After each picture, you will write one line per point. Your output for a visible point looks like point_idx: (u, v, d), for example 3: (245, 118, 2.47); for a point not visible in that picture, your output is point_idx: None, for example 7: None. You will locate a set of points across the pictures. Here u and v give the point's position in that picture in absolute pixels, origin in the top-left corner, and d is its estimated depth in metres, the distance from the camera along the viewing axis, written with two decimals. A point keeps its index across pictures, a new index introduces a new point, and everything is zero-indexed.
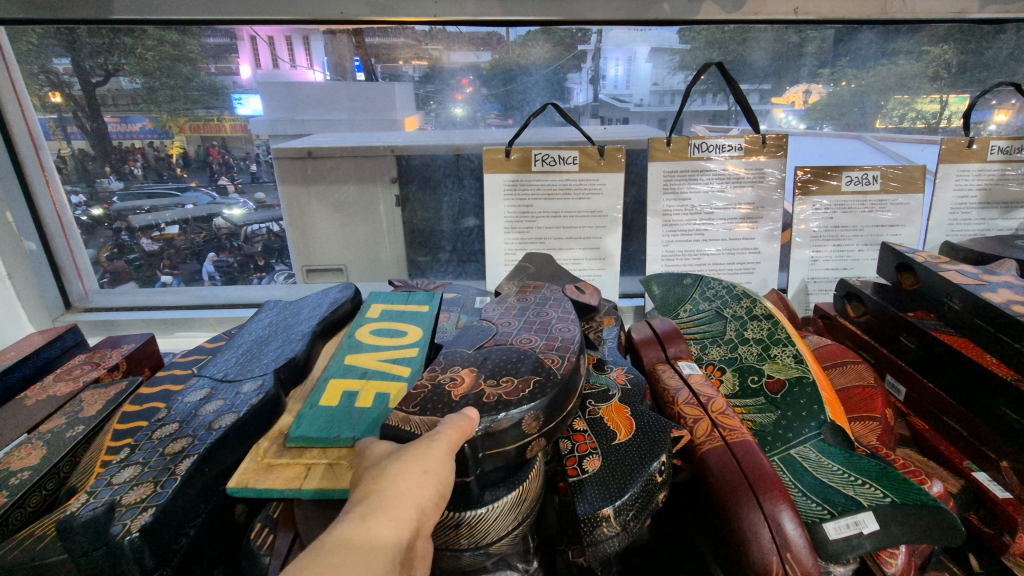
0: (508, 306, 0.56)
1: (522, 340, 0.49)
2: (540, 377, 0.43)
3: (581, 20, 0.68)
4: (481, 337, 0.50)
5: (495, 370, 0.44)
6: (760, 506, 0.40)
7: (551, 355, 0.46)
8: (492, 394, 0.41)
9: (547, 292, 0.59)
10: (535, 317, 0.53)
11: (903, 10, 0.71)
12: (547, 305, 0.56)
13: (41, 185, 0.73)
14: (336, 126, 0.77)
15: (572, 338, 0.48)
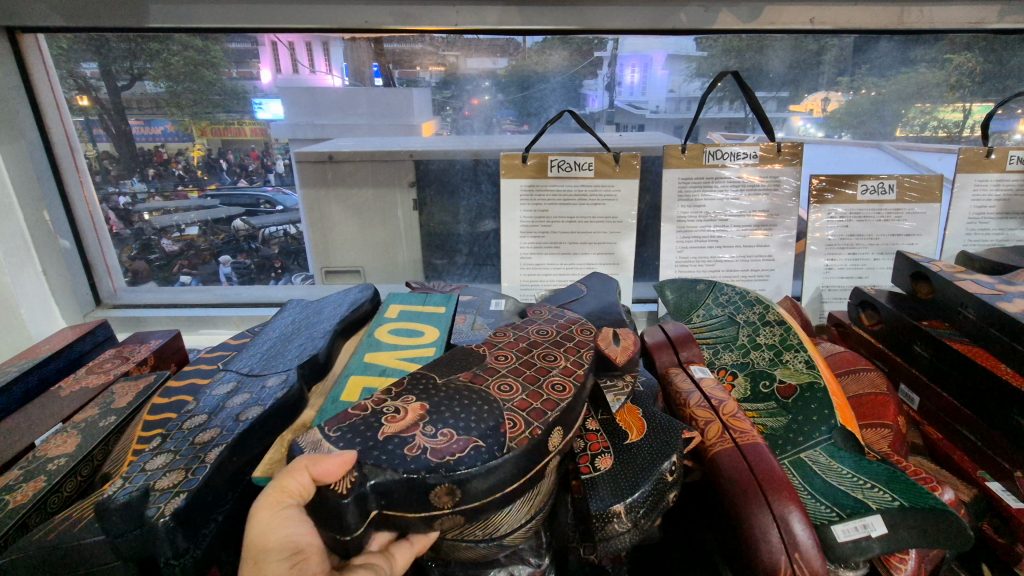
0: (530, 330, 0.53)
1: (506, 380, 0.45)
2: (480, 446, 0.38)
3: (599, 28, 0.69)
4: (464, 365, 0.47)
5: (447, 415, 0.40)
6: (770, 507, 0.41)
7: (514, 414, 0.41)
8: (417, 447, 0.37)
9: (563, 313, 0.56)
10: (541, 354, 0.48)
11: (920, 19, 0.71)
12: (563, 332, 0.52)
13: (74, 185, 0.75)
14: (356, 130, 0.80)
15: (562, 397, 0.43)
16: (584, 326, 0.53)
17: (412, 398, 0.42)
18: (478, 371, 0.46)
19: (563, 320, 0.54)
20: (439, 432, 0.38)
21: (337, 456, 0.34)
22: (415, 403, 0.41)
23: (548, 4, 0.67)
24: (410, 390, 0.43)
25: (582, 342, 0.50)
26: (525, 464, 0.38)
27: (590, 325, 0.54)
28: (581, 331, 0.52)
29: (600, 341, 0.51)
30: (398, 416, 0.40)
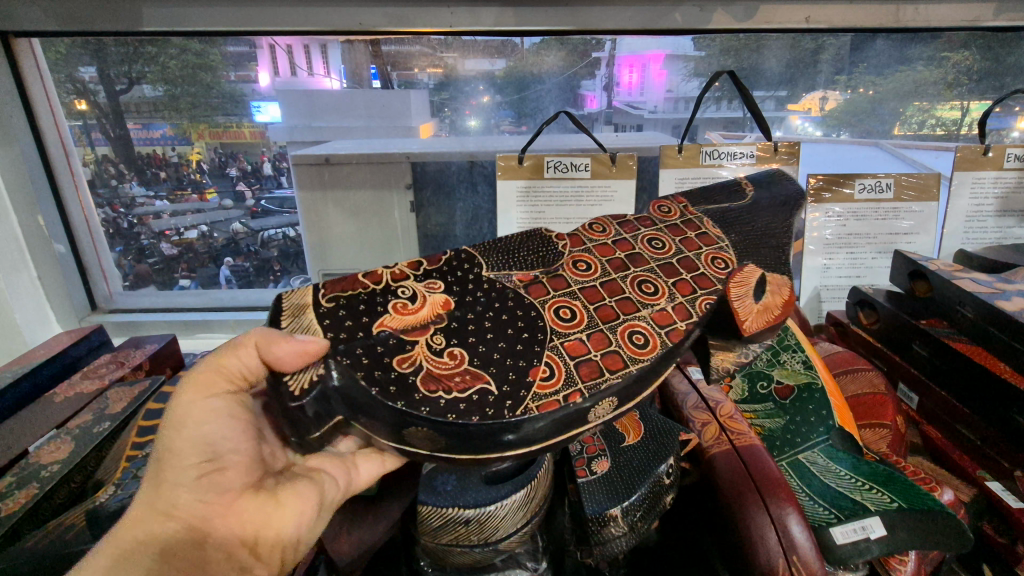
0: (640, 242, 0.50)
1: (569, 301, 0.43)
2: (487, 389, 0.37)
3: (594, 29, 0.69)
4: (526, 254, 0.48)
5: (471, 336, 0.40)
6: (768, 511, 0.41)
7: (562, 366, 0.39)
8: (413, 358, 0.38)
9: (706, 231, 0.51)
10: (637, 281, 0.46)
11: (915, 18, 0.70)
12: (679, 257, 0.48)
13: (69, 190, 0.75)
14: (352, 132, 0.79)
15: (635, 353, 0.40)
16: (720, 248, 0.49)
17: (437, 282, 0.44)
18: (541, 276, 0.46)
19: (691, 235, 0.51)
20: (446, 348, 0.39)
21: (312, 347, 0.37)
22: (438, 288, 0.43)
23: (543, 6, 0.66)
24: (456, 283, 0.44)
25: (696, 272, 0.47)
26: (539, 435, 0.36)
27: (731, 253, 0.49)
28: (714, 262, 0.48)
29: (742, 290, 0.46)
30: (414, 305, 0.42)
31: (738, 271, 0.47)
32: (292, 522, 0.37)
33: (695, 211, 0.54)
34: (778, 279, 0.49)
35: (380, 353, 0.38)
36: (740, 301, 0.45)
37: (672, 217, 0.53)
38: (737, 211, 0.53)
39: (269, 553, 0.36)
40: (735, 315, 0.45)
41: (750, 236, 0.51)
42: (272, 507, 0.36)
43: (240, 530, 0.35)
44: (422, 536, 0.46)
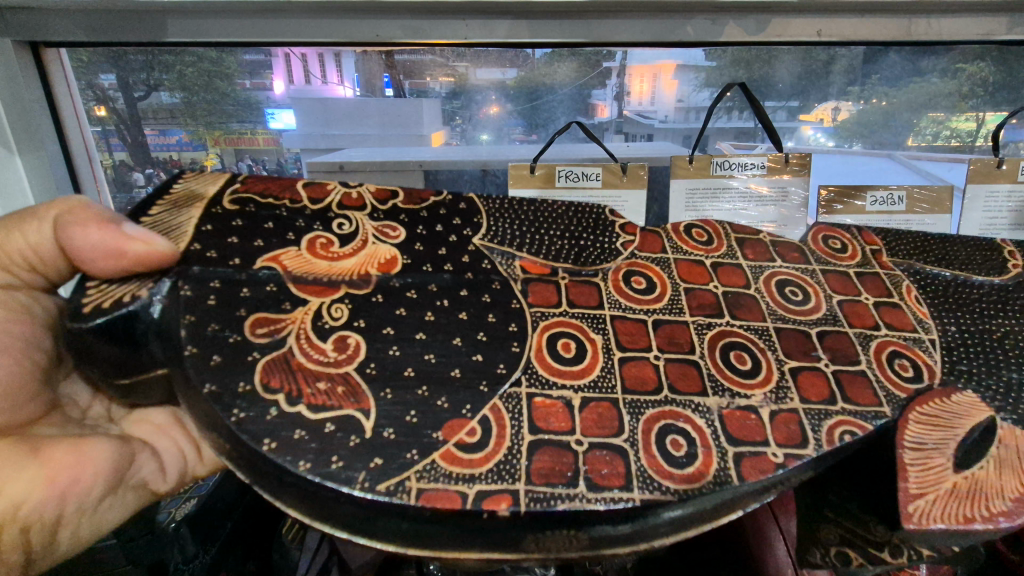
0: (775, 288, 0.52)
1: (581, 334, 0.46)
2: (355, 420, 0.40)
3: (606, 42, 0.70)
4: (560, 237, 0.52)
5: (387, 334, 0.44)
6: (780, 525, 0.57)
7: (517, 449, 0.40)
8: (275, 325, 0.43)
9: (898, 305, 0.52)
10: (736, 349, 0.47)
11: (926, 32, 0.71)
12: (824, 331, 0.49)
13: (92, 195, 0.75)
14: (366, 140, 0.81)
15: (662, 474, 0.40)
16: (912, 335, 0.50)
17: (397, 229, 0.49)
18: (560, 274, 0.50)
19: (865, 300, 0.52)
20: (337, 333, 0.44)
21: (132, 247, 0.42)
22: (396, 237, 0.49)
23: (554, 18, 0.67)
24: (421, 243, 0.49)
25: (855, 369, 0.47)
26: (420, 535, 0.38)
27: (931, 359, 0.48)
28: (898, 364, 0.48)
29: (929, 437, 0.45)
30: (340, 247, 0.47)
31: (932, 396, 0.46)
32: (42, 488, 0.41)
33: (889, 262, 0.55)
34: (1007, 460, 0.46)
35: (241, 299, 0.44)
36: (920, 455, 0.45)
37: (846, 259, 0.55)
38: (973, 293, 0.54)
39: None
40: (904, 477, 0.45)
41: (981, 329, 0.51)
42: (31, 474, 0.41)
43: None
44: None
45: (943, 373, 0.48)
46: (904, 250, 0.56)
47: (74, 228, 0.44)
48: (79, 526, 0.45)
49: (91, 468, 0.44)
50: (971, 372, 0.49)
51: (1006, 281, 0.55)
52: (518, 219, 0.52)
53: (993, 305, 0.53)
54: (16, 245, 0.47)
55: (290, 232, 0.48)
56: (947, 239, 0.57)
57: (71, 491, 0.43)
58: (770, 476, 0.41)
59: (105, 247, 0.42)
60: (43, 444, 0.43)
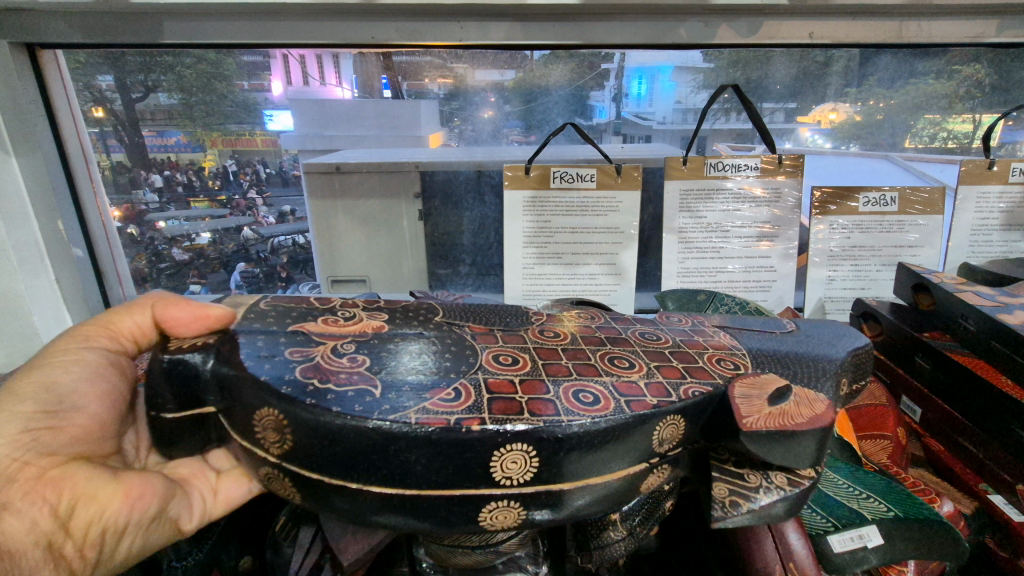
0: (645, 335, 0.54)
1: (516, 354, 0.49)
2: (369, 390, 0.42)
3: (601, 43, 0.70)
4: (497, 315, 0.56)
5: (381, 350, 0.47)
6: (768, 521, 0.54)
7: (483, 395, 0.42)
8: (306, 352, 0.46)
9: (719, 337, 0.55)
10: (614, 359, 0.49)
11: (918, 34, 0.71)
12: (676, 350, 0.52)
13: (88, 195, 0.75)
14: (363, 141, 0.82)
15: (578, 407, 0.42)
16: (735, 349, 0.53)
17: (382, 314, 0.54)
18: (497, 332, 0.53)
19: (699, 337, 0.55)
20: (351, 354, 0.46)
21: (214, 311, 0.50)
22: (381, 316, 0.53)
23: (549, 21, 0.68)
24: (400, 317, 0.53)
25: (696, 363, 0.49)
26: (413, 472, 0.40)
27: (744, 358, 0.51)
28: (723, 361, 0.50)
29: (749, 390, 0.46)
30: (343, 321, 0.51)
31: (749, 373, 0.48)
32: (120, 500, 0.43)
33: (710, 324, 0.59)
34: (811, 397, 0.46)
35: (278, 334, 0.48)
36: (745, 399, 0.45)
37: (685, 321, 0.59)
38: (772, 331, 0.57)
39: (81, 530, 0.42)
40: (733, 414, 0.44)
41: (776, 345, 0.54)
42: (115, 488, 0.43)
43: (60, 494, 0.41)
44: (427, 540, 0.53)
45: (753, 360, 0.51)
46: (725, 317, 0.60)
47: (168, 306, 0.52)
48: (133, 542, 0.45)
49: (152, 489, 0.46)
50: (771, 363, 0.51)
51: (797, 328, 0.58)
52: (465, 307, 0.58)
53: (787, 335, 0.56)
54: (127, 323, 0.52)
55: (303, 314, 0.52)
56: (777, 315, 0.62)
57: (138, 506, 0.45)
58: (649, 414, 0.43)
59: (193, 313, 0.50)
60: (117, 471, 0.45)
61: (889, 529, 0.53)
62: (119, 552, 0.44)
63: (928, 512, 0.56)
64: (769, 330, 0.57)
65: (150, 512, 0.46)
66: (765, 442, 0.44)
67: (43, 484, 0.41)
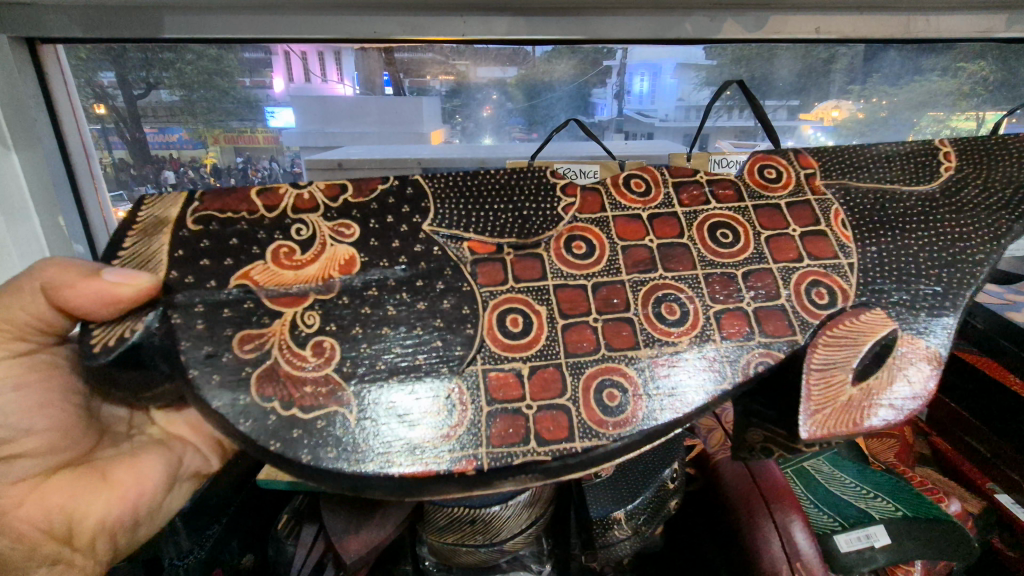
0: (707, 233, 0.46)
1: (529, 307, 0.43)
2: (338, 417, 0.39)
3: (605, 39, 0.70)
4: (503, 209, 0.46)
5: (357, 328, 0.42)
6: (774, 520, 0.54)
7: (476, 420, 0.40)
8: (258, 339, 0.41)
9: (825, 233, 0.46)
10: (669, 302, 0.44)
11: (926, 29, 0.70)
12: (753, 268, 0.45)
13: (88, 191, 0.74)
14: (365, 138, 0.82)
15: (596, 423, 0.40)
16: (834, 263, 0.45)
17: (352, 226, 0.44)
18: (507, 250, 0.45)
19: (792, 232, 0.46)
20: (315, 338, 0.41)
21: (125, 291, 0.39)
22: (350, 235, 0.44)
23: (551, 16, 0.67)
24: (376, 239, 0.44)
25: (775, 303, 0.44)
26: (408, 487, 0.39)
27: (851, 282, 0.45)
28: (815, 292, 0.44)
29: (836, 355, 0.42)
30: (302, 254, 0.43)
31: (846, 316, 0.43)
32: (118, 505, 0.46)
33: (821, 185, 0.48)
34: (900, 371, 0.43)
35: (224, 319, 0.41)
36: (827, 374, 0.42)
37: (781, 189, 0.48)
38: (905, 203, 0.47)
39: (85, 540, 0.45)
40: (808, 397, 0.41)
41: (907, 237, 0.46)
42: (102, 487, 0.46)
43: (57, 513, 0.43)
44: (431, 538, 0.53)
45: (858, 286, 0.44)
46: (841, 169, 0.49)
47: (62, 281, 0.40)
48: (145, 527, 0.50)
49: (148, 480, 0.49)
50: (885, 287, 0.45)
51: (939, 186, 0.48)
52: (464, 195, 0.46)
53: (925, 210, 0.47)
54: (20, 314, 0.43)
55: (254, 246, 0.43)
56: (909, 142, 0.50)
57: (139, 498, 0.48)
58: (691, 413, 0.41)
59: (97, 296, 0.38)
60: (101, 466, 0.47)
61: (896, 528, 0.54)
62: (133, 539, 0.49)
63: (937, 511, 0.57)
64: (902, 202, 0.47)
65: (159, 482, 0.50)
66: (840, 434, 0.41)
67: (26, 507, 0.43)
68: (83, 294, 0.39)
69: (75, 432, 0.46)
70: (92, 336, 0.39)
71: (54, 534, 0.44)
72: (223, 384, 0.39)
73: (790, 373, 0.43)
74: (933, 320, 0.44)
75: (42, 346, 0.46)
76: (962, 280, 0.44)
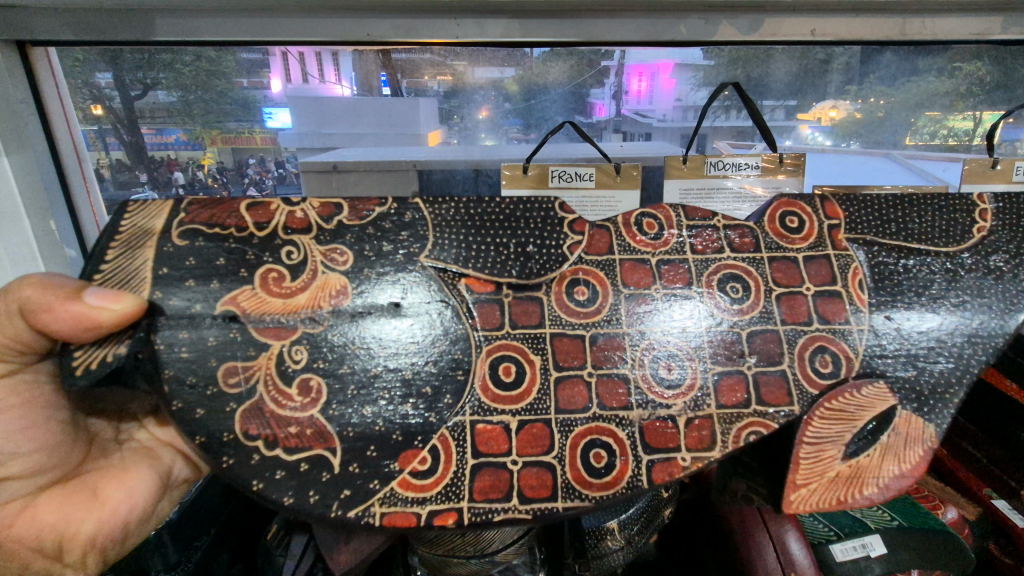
0: (714, 283, 0.48)
1: (523, 355, 0.46)
2: (325, 458, 0.42)
3: (601, 40, 0.69)
4: (506, 248, 0.47)
5: (348, 371, 0.44)
6: (769, 531, 0.54)
7: (461, 471, 0.43)
8: (247, 369, 0.43)
9: (839, 292, 0.48)
10: (668, 359, 0.46)
11: (922, 31, 0.70)
12: (760, 329, 0.47)
13: (81, 193, 0.73)
14: (362, 139, 0.81)
15: (578, 482, 0.44)
16: (842, 329, 0.48)
17: (345, 253, 0.46)
18: (506, 291, 0.47)
19: (805, 291, 0.48)
20: (301, 376, 0.44)
21: (103, 316, 0.40)
22: (344, 262, 0.45)
23: (548, 17, 0.67)
24: (371, 269, 0.46)
25: (775, 369, 0.47)
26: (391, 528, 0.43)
27: (857, 350, 0.47)
28: (820, 359, 0.47)
29: (829, 432, 0.45)
30: (291, 281, 0.45)
31: (845, 391, 0.46)
32: (108, 523, 0.47)
33: (844, 238, 0.50)
34: (892, 447, 0.46)
35: (210, 350, 0.43)
36: (818, 450, 0.45)
37: (799, 240, 0.50)
38: (919, 271, 0.49)
39: (76, 556, 0.46)
40: (797, 471, 0.45)
41: (920, 305, 0.48)
42: (92, 505, 0.46)
43: (49, 532, 0.44)
44: (421, 550, 0.52)
45: (864, 352, 0.47)
46: (866, 224, 0.50)
47: (34, 305, 0.39)
48: (133, 541, 0.51)
49: (136, 496, 0.49)
50: (890, 357, 0.47)
51: (960, 251, 0.50)
52: (474, 231, 0.47)
53: (936, 279, 0.49)
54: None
55: (242, 268, 0.45)
56: (933, 197, 0.51)
57: (127, 517, 0.49)
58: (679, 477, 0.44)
59: (73, 320, 0.39)
60: (90, 482, 0.48)
61: (893, 538, 0.54)
62: (123, 551, 0.50)
63: (932, 522, 0.56)
64: (920, 267, 0.49)
65: (149, 491, 0.51)
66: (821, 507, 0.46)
67: (17, 527, 0.44)
68: (59, 317, 0.39)
69: (60, 451, 0.46)
70: (74, 356, 0.41)
71: (44, 552, 0.45)
72: (206, 420, 0.42)
73: (786, 440, 0.46)
74: (933, 396, 0.47)
75: (23, 365, 0.44)
76: (962, 355, 0.47)
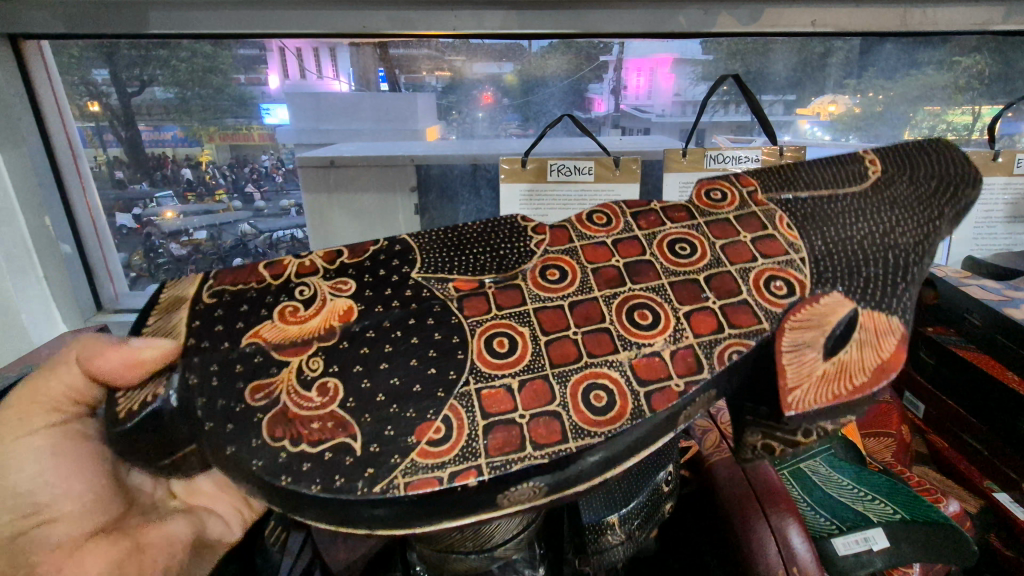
0: (662, 249, 0.47)
1: (512, 329, 0.42)
2: (347, 444, 0.37)
3: (599, 32, 0.69)
4: (482, 253, 0.47)
5: (359, 365, 0.40)
6: (769, 522, 0.53)
7: (474, 431, 0.37)
8: (269, 390, 0.39)
9: (774, 236, 0.48)
10: (638, 307, 0.43)
11: (923, 22, 0.69)
12: (713, 273, 0.45)
13: (75, 189, 0.73)
14: (360, 135, 0.80)
15: (592, 425, 0.38)
16: (787, 260, 0.46)
17: (349, 282, 0.44)
18: (488, 284, 0.45)
19: (743, 239, 0.48)
20: (320, 380, 0.39)
21: (148, 355, 0.39)
22: (348, 290, 0.44)
23: (545, 9, 0.66)
24: (371, 287, 0.44)
25: (736, 299, 0.44)
26: (415, 513, 0.35)
27: (802, 272, 0.45)
28: (773, 285, 0.45)
29: (805, 338, 0.42)
30: (305, 310, 0.42)
31: (805, 302, 0.43)
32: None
33: (763, 200, 0.50)
34: (878, 335, 0.43)
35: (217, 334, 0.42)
36: (796, 355, 0.42)
37: (725, 208, 0.50)
38: (840, 204, 0.48)
39: None
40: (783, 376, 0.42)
41: (847, 233, 0.47)
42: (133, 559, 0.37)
43: None
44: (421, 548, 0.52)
45: (812, 273, 0.45)
46: (778, 184, 0.51)
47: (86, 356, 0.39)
48: None
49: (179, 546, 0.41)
50: (836, 275, 0.45)
51: (871, 187, 0.49)
52: (443, 246, 0.48)
53: (858, 210, 0.48)
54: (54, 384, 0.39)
55: (263, 308, 0.42)
56: (832, 156, 0.52)
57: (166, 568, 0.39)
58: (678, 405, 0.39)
59: (121, 361, 0.39)
60: (130, 532, 0.39)
61: (894, 531, 0.53)
62: None
63: (935, 514, 0.55)
64: (836, 203, 0.49)
65: (186, 543, 0.42)
66: (818, 410, 0.42)
67: None
68: (108, 361, 0.39)
69: None
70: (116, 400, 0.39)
71: None
72: None
73: (764, 357, 0.43)
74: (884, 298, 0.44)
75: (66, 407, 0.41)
76: (907, 263, 0.45)
